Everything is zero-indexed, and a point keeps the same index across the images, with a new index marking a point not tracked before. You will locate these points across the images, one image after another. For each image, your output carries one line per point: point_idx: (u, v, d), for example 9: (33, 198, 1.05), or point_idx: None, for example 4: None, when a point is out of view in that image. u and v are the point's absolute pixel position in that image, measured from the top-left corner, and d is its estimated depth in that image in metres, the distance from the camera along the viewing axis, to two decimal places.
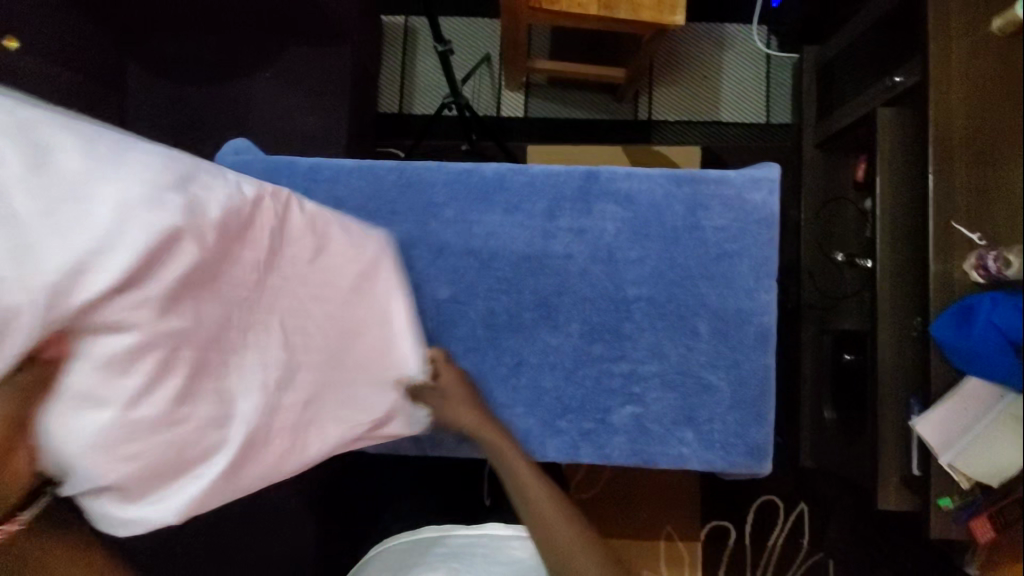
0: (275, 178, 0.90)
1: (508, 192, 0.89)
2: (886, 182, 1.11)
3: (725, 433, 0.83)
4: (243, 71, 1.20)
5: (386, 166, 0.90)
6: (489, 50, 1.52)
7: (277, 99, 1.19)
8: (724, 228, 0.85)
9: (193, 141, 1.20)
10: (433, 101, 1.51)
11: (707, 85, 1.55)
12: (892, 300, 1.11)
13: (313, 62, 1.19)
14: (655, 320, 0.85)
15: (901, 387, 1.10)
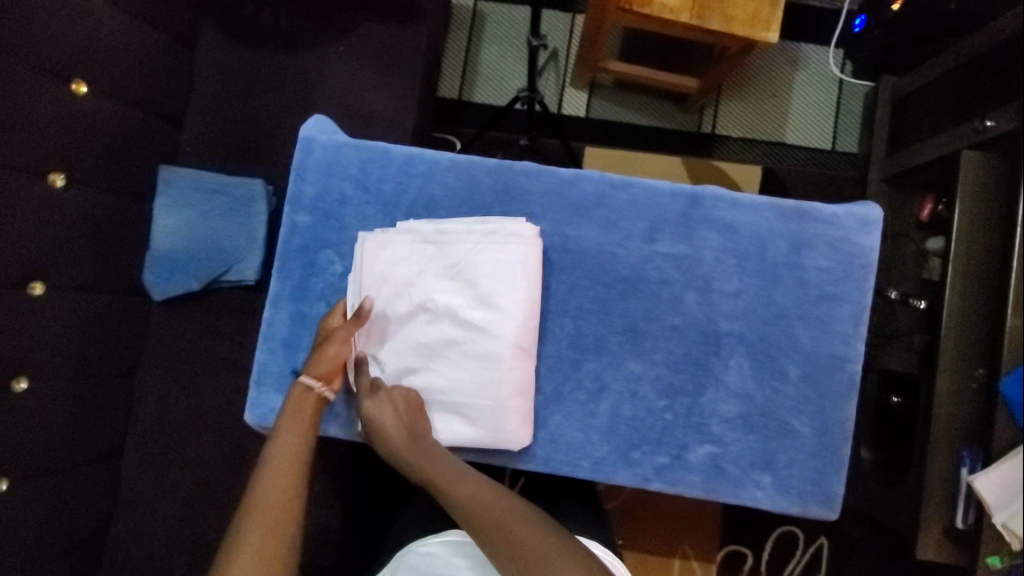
0: (364, 169, 0.80)
1: (604, 210, 0.78)
2: (962, 227, 1.08)
3: (803, 479, 0.76)
4: (315, 40, 1.15)
5: (482, 165, 0.79)
6: (557, 44, 1.48)
7: (346, 74, 1.15)
8: (827, 271, 0.76)
9: (256, 108, 1.15)
10: (494, 91, 1.47)
11: (775, 104, 1.51)
12: (956, 347, 1.08)
13: (388, 41, 1.15)
14: (745, 359, 0.76)
15: (955, 438, 1.07)
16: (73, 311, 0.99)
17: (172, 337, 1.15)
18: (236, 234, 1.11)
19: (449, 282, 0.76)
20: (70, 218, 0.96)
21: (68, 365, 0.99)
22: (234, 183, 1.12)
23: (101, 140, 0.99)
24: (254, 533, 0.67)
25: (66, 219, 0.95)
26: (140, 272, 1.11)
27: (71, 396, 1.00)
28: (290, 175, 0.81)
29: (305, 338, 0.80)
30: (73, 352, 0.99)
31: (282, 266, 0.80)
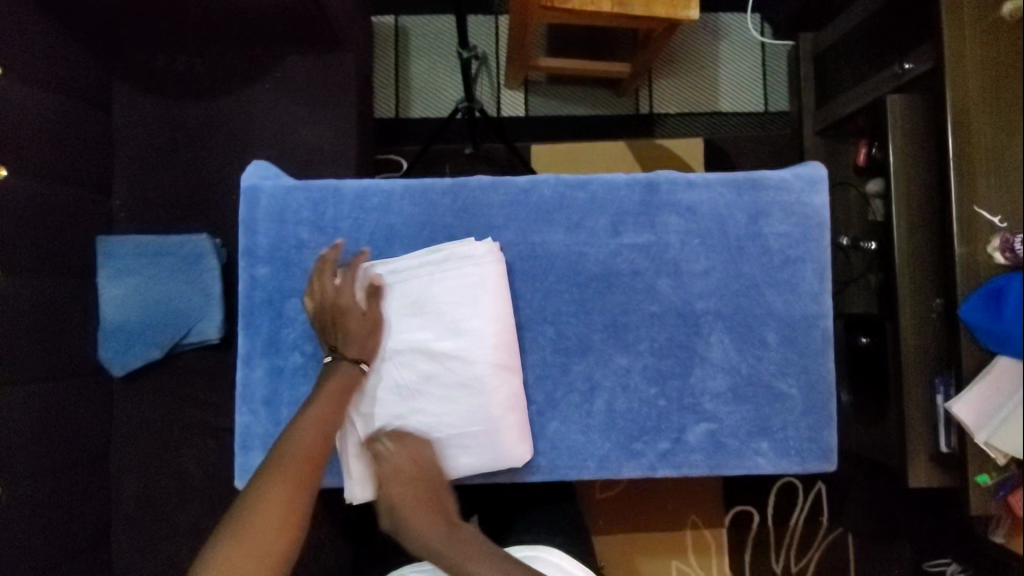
0: (316, 210, 0.78)
1: (565, 211, 0.78)
2: (899, 168, 1.13)
3: (799, 438, 0.78)
4: (238, 82, 1.12)
5: (437, 187, 0.78)
6: (484, 48, 1.48)
7: (277, 111, 1.11)
8: (787, 235, 0.78)
9: (189, 161, 1.11)
10: (430, 104, 1.46)
11: (705, 76, 1.54)
12: (912, 282, 1.13)
13: (314, 71, 1.12)
14: (725, 334, 0.78)
15: (926, 368, 1.12)
16: (29, 406, 0.93)
17: (141, 411, 1.09)
18: (191, 295, 1.07)
19: (415, 319, 0.75)
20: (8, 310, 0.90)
21: (34, 463, 0.93)
22: (177, 241, 1.07)
23: (28, 222, 0.93)
24: (275, 483, 0.67)
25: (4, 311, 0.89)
26: (95, 351, 1.05)
27: (45, 495, 0.94)
28: (239, 229, 0.78)
29: (285, 393, 0.77)
30: (37, 448, 0.93)
31: (249, 323, 0.77)
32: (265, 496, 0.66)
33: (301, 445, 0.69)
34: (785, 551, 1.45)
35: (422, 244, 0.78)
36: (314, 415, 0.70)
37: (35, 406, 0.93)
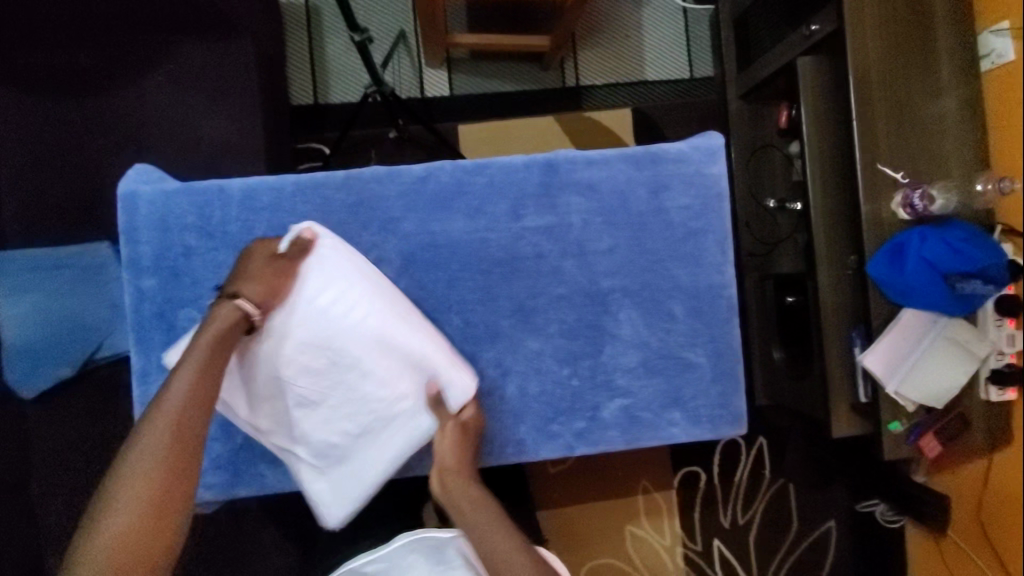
0: (205, 213, 0.75)
1: (464, 198, 0.77)
2: (812, 130, 1.15)
3: (710, 406, 0.80)
4: (131, 77, 1.05)
5: (331, 182, 0.76)
6: (402, 26, 1.43)
7: (176, 106, 1.06)
8: (687, 207, 0.79)
9: (85, 163, 1.05)
10: (349, 87, 1.41)
11: (629, 44, 1.53)
12: (828, 241, 1.15)
13: (211, 60, 1.06)
14: (633, 310, 0.79)
15: (844, 324, 1.16)
16: None
17: (57, 431, 1.04)
18: (99, 306, 1.04)
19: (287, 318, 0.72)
20: None
21: None
22: (77, 250, 1.04)
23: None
24: (145, 457, 0.63)
25: None
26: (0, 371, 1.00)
27: None
28: (122, 237, 0.74)
29: None
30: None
31: (142, 336, 0.74)
32: (140, 464, 0.63)
33: (171, 409, 0.65)
34: (732, 507, 1.49)
35: None
36: (186, 376, 0.66)
37: None
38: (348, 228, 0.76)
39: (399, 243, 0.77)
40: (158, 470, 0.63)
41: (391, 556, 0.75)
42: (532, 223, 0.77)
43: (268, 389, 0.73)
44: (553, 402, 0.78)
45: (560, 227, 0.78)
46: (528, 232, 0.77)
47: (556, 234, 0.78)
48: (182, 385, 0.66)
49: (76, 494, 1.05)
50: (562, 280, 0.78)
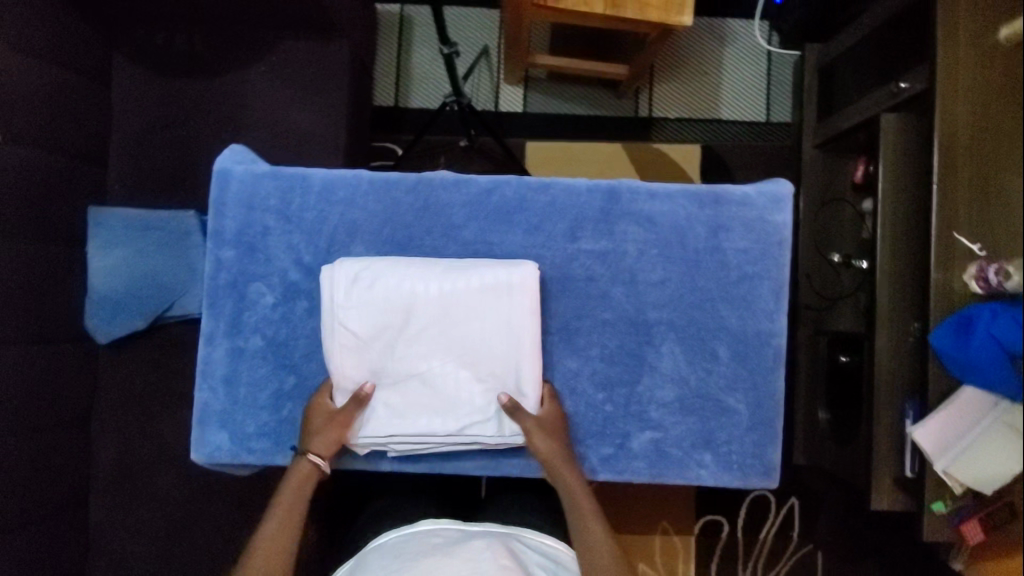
0: (284, 199, 0.80)
1: (525, 215, 0.79)
2: (889, 188, 1.11)
3: (743, 453, 0.79)
4: (236, 66, 1.14)
5: (402, 183, 0.80)
6: (486, 42, 1.49)
7: (271, 95, 1.14)
8: (745, 250, 0.78)
9: (183, 139, 1.14)
10: (429, 95, 1.47)
11: (708, 81, 1.53)
12: (891, 304, 1.11)
13: (308, 58, 1.14)
14: (677, 345, 0.79)
15: (897, 391, 1.11)
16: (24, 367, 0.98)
17: (124, 379, 1.14)
18: (177, 270, 1.11)
19: (365, 309, 0.75)
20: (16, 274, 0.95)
21: (27, 420, 0.98)
22: (166, 217, 1.11)
23: (28, 191, 0.97)
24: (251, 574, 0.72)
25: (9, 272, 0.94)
26: (82, 317, 1.09)
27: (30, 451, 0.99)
28: (210, 210, 0.80)
29: (244, 375, 0.80)
30: (26, 407, 0.98)
31: (214, 302, 0.80)
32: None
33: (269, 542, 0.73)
34: (753, 565, 1.44)
35: (383, 240, 0.80)
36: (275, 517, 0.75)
37: (30, 365, 0.98)
38: (412, 229, 0.80)
39: (457, 249, 0.80)
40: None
41: (418, 535, 0.77)
42: (587, 246, 0.79)
43: (374, 378, 0.77)
44: (582, 423, 0.79)
45: (613, 253, 0.79)
46: (580, 254, 0.79)
47: (609, 259, 0.79)
48: (271, 527, 0.74)
49: (128, 441, 1.13)
50: (609, 306, 0.79)
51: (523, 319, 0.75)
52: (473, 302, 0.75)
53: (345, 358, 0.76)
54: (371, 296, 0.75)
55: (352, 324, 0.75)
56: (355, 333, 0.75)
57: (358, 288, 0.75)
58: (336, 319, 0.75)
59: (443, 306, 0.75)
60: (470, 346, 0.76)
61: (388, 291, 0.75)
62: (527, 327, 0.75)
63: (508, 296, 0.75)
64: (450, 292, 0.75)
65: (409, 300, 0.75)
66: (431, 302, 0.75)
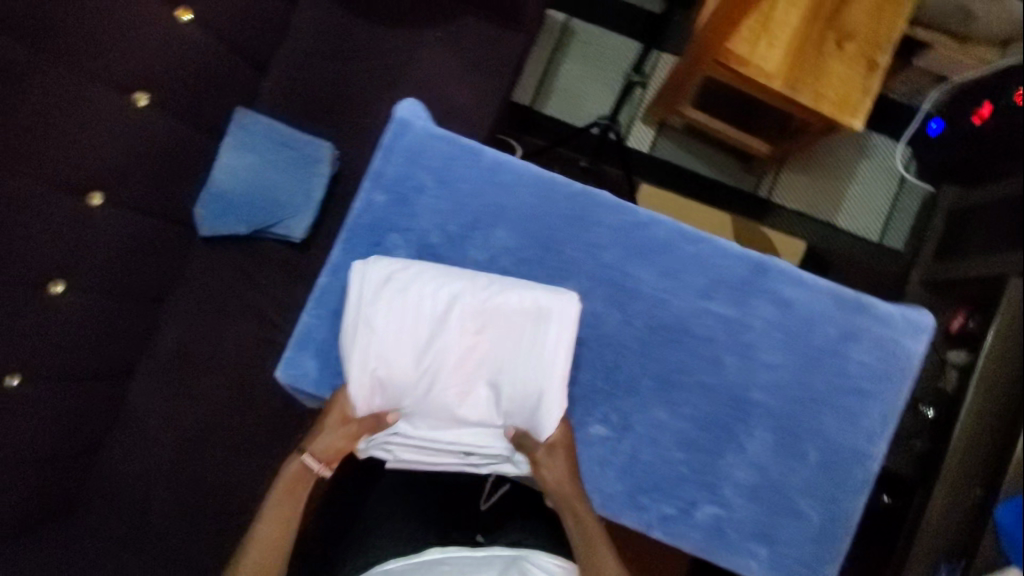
0: (446, 163, 0.82)
1: (670, 257, 0.79)
2: (996, 351, 1.08)
3: (798, 561, 0.77)
4: (416, 21, 1.16)
5: (563, 187, 0.81)
6: (635, 77, 1.50)
7: (434, 60, 1.16)
8: (869, 366, 0.77)
9: (340, 72, 1.17)
10: (564, 108, 1.49)
11: (835, 185, 1.52)
12: (960, 465, 1.08)
13: (479, 37, 1.16)
14: (769, 434, 0.77)
15: (937, 553, 1.07)
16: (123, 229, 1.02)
17: (208, 272, 1.15)
18: (293, 192, 1.12)
19: (387, 307, 0.76)
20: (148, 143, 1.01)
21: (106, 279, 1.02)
22: (304, 139, 1.13)
23: (184, 72, 1.01)
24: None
25: (138, 138, 0.99)
26: (191, 205, 1.12)
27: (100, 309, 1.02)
28: (376, 150, 0.82)
29: None
30: (109, 267, 1.02)
31: (350, 238, 0.81)
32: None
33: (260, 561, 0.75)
34: None
35: (526, 234, 0.80)
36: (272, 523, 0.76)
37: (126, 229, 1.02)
38: (557, 232, 0.80)
39: (592, 266, 0.80)
40: None
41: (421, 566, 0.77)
42: (718, 308, 0.78)
43: (392, 380, 0.76)
44: (654, 477, 0.77)
45: (743, 325, 0.78)
46: (709, 314, 0.78)
47: (736, 328, 0.78)
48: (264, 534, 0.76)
49: (188, 333, 1.15)
50: (720, 373, 0.78)
51: (557, 348, 0.75)
52: (508, 322, 0.76)
53: (374, 374, 0.75)
54: (396, 299, 0.76)
55: (381, 338, 0.75)
56: (366, 332, 0.75)
57: (379, 295, 0.76)
58: (356, 322, 0.76)
59: (464, 319, 0.76)
60: (484, 360, 0.77)
61: (427, 305, 0.76)
62: (557, 361, 0.76)
63: (546, 321, 0.76)
64: (483, 306, 0.76)
65: (441, 313, 0.76)
66: (463, 321, 0.76)
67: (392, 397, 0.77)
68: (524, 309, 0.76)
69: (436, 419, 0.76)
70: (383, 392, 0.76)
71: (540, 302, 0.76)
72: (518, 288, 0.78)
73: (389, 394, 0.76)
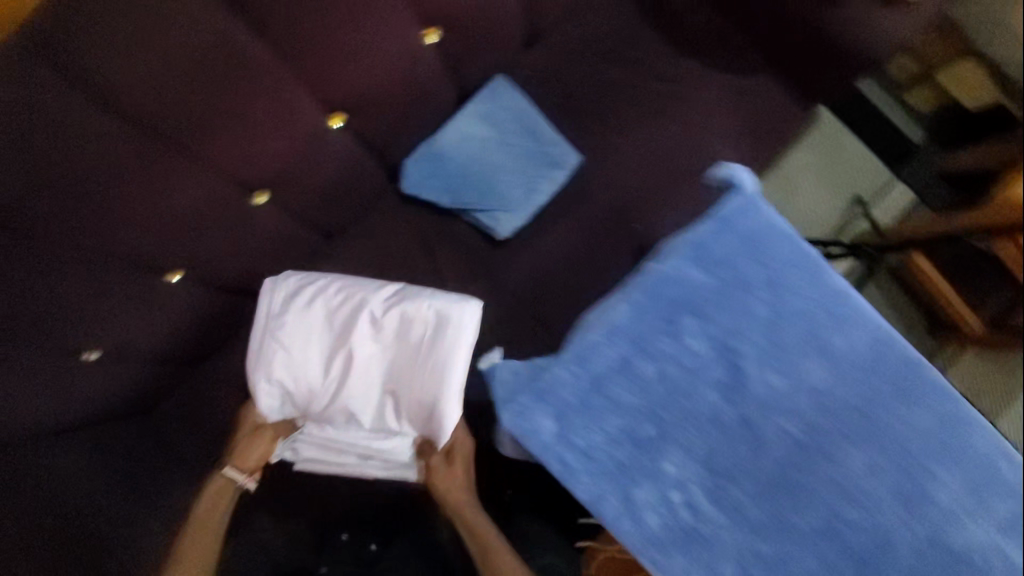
0: (787, 264, 0.72)
1: (1003, 502, 0.68)
2: None
3: None
4: (710, 59, 1.05)
5: (915, 360, 0.70)
6: (858, 192, 1.39)
7: (711, 107, 1.04)
8: None
9: (608, 79, 1.05)
10: (775, 194, 1.38)
11: (1010, 387, 1.40)
12: None
13: (766, 104, 1.05)
14: None
15: None
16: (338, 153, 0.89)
17: (388, 229, 1.03)
18: (515, 183, 1.00)
19: (362, 324, 0.83)
20: (410, 77, 0.89)
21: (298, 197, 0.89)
22: (549, 136, 1.01)
23: (472, 22, 0.90)
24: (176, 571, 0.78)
25: (407, 71, 0.87)
26: (405, 154, 1.00)
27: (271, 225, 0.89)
28: (708, 216, 0.73)
29: (633, 391, 0.66)
30: (309, 188, 0.90)
31: (637, 295, 0.69)
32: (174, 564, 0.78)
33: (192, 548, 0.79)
34: None
35: (866, 408, 0.68)
36: (191, 535, 0.81)
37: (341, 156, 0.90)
38: (896, 415, 0.68)
39: (918, 483, 0.67)
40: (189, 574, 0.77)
41: None
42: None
43: (364, 409, 0.83)
44: None
45: None
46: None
47: None
48: (188, 538, 0.80)
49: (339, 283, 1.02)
50: None
51: (418, 340, 0.82)
52: (399, 324, 0.83)
53: (297, 349, 0.83)
54: (370, 326, 0.83)
55: (297, 320, 0.83)
56: (325, 329, 0.84)
57: (357, 320, 0.83)
58: (314, 337, 0.84)
59: (382, 329, 0.83)
60: (408, 382, 0.82)
61: (335, 299, 0.85)
62: (403, 351, 0.83)
63: (442, 328, 0.81)
64: (381, 308, 0.84)
65: (346, 305, 0.84)
66: (369, 314, 0.83)
67: (342, 406, 0.82)
68: (420, 311, 0.82)
69: (332, 410, 0.83)
70: (274, 365, 0.81)
71: (433, 308, 0.82)
72: (403, 293, 0.85)
73: (294, 378, 0.82)
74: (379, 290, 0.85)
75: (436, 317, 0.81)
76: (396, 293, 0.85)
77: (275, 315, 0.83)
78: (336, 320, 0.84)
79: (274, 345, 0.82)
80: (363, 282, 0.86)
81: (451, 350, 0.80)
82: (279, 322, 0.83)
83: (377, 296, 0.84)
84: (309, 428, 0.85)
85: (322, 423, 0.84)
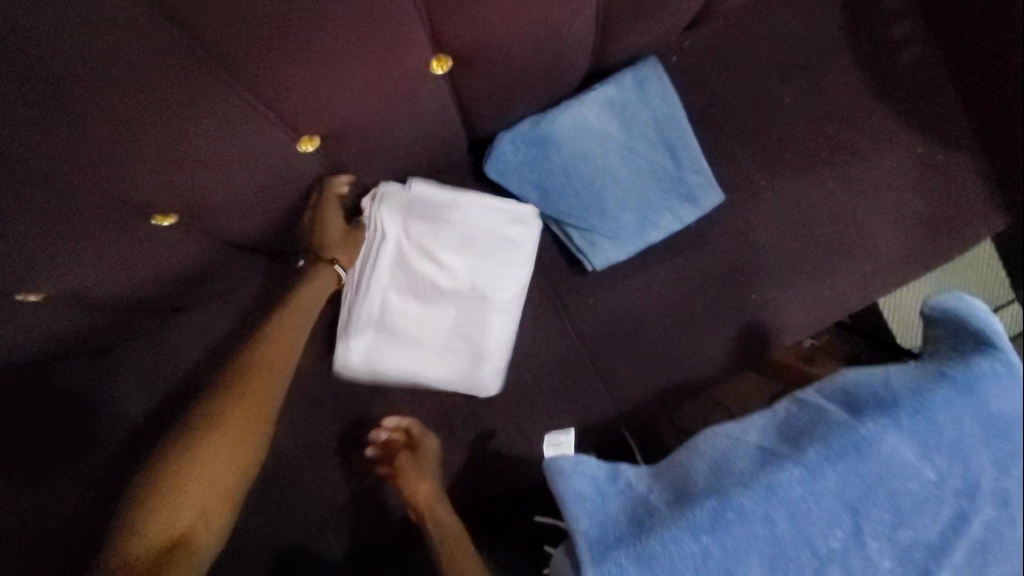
0: (1004, 457, 0.53)
1: None
2: None
3: None
4: (917, 117, 0.81)
5: None
6: None
7: (897, 177, 0.81)
8: None
9: (780, 105, 0.81)
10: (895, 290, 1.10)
11: None
12: None
13: (971, 196, 0.80)
14: None
15: None
16: (426, 108, 0.65)
17: None
18: (628, 208, 0.77)
19: (454, 246, 0.73)
20: (554, 33, 0.64)
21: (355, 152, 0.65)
22: (690, 156, 0.78)
23: None
24: (194, 473, 0.61)
25: (554, 24, 0.62)
26: (506, 125, 0.76)
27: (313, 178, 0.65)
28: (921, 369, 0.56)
29: (779, 560, 0.50)
30: (375, 143, 0.66)
31: (830, 447, 0.52)
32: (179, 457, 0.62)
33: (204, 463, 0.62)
34: None
35: None
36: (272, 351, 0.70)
37: (429, 111, 0.66)
38: None
39: None
40: (203, 484, 0.61)
41: None
42: None
43: (433, 332, 0.76)
44: None
45: None
46: None
47: None
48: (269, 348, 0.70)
49: None
50: None
51: (513, 275, 0.76)
52: (495, 245, 0.75)
53: (386, 274, 0.72)
54: (461, 247, 0.74)
55: (396, 238, 0.71)
56: (415, 253, 0.73)
57: (454, 245, 0.73)
58: (411, 262, 0.73)
59: (471, 252, 0.74)
60: (489, 311, 0.76)
61: (438, 218, 0.72)
62: (491, 276, 0.75)
63: (523, 253, 0.76)
64: (485, 233, 0.74)
65: (442, 231, 0.73)
66: (464, 236, 0.74)
67: (414, 326, 0.75)
68: (518, 239, 0.75)
69: (400, 336, 0.74)
70: (369, 290, 0.72)
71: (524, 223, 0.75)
72: (504, 214, 0.75)
73: (379, 302, 0.73)
74: (478, 204, 0.74)
75: (527, 231, 0.76)
76: (493, 210, 0.74)
77: (390, 228, 0.71)
78: (437, 243, 0.73)
79: (384, 253, 0.71)
80: (465, 195, 0.74)
81: (523, 256, 0.76)
82: (392, 234, 0.71)
83: (478, 213, 0.74)
84: (372, 344, 0.74)
85: (383, 349, 0.75)
